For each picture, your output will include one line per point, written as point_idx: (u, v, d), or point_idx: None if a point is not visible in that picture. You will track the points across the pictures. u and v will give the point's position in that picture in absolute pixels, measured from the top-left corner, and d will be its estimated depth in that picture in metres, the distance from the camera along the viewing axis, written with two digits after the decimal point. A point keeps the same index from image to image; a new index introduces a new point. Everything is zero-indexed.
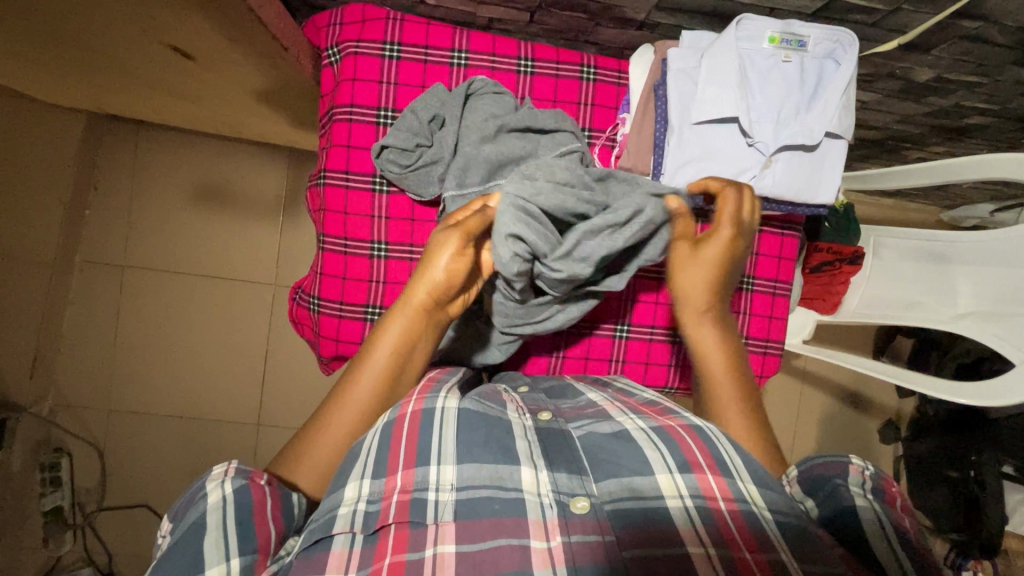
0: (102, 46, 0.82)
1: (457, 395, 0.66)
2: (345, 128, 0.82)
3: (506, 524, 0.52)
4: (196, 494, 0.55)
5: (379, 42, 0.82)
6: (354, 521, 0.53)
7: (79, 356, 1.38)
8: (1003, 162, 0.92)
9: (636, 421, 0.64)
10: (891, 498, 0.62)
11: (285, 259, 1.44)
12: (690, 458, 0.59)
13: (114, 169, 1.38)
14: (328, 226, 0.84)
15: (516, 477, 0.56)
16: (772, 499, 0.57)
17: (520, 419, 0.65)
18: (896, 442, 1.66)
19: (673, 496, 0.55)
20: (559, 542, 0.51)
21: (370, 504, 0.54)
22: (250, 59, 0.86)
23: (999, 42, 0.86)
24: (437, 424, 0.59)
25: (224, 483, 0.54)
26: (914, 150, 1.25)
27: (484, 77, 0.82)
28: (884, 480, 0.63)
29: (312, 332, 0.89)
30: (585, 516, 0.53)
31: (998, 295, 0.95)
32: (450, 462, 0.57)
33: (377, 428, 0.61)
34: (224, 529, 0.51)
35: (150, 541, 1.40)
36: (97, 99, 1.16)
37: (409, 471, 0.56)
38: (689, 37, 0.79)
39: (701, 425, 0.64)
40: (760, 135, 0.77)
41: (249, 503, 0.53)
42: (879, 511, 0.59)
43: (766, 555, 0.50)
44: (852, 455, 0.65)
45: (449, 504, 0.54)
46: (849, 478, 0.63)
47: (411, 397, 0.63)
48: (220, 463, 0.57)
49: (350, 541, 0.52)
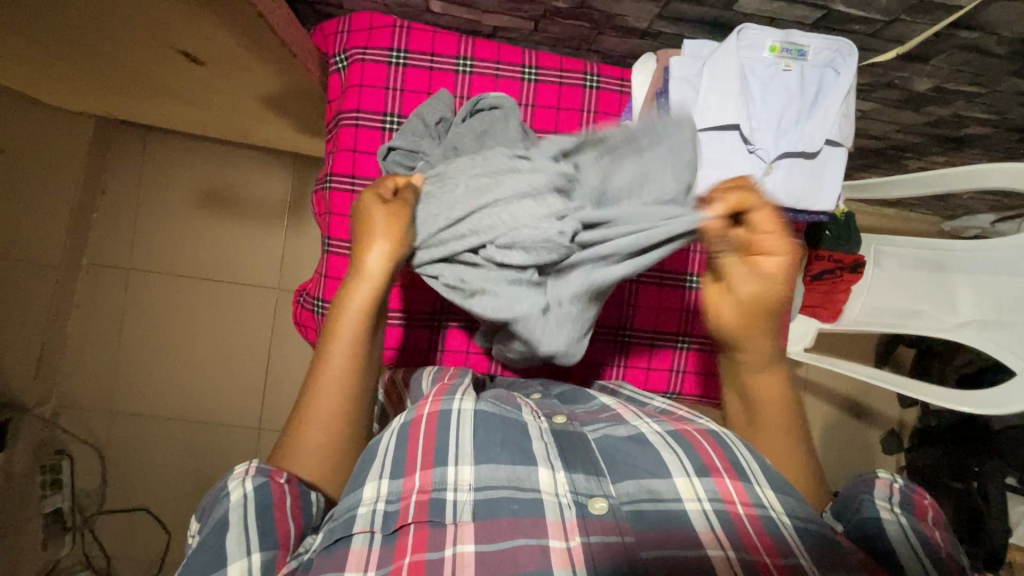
0: (115, 50, 0.83)
1: (473, 396, 0.67)
2: (352, 133, 0.84)
3: (525, 524, 0.52)
4: (220, 491, 0.55)
5: (386, 50, 0.83)
6: (373, 521, 0.53)
7: (84, 358, 1.39)
8: (1003, 172, 0.93)
9: (651, 424, 0.65)
10: (920, 509, 0.61)
11: (289, 263, 1.45)
12: (708, 461, 0.59)
13: (123, 173, 1.39)
14: (333, 229, 0.85)
15: (534, 478, 0.56)
16: (790, 503, 0.56)
17: (536, 421, 0.65)
18: (899, 453, 1.65)
19: (691, 499, 0.55)
20: (579, 542, 0.51)
21: (389, 505, 0.55)
22: (259, 65, 0.88)
23: (997, 53, 0.87)
24: (454, 424, 0.60)
25: (245, 481, 0.54)
26: (915, 160, 1.26)
27: (494, 93, 0.80)
28: (913, 493, 0.62)
29: (315, 335, 0.90)
30: (604, 517, 0.53)
31: (1000, 305, 0.96)
32: (468, 462, 0.57)
33: (392, 430, 0.62)
34: (246, 526, 0.51)
35: (149, 545, 1.40)
36: (105, 103, 1.17)
37: (427, 471, 0.56)
38: (690, 46, 0.80)
39: (718, 430, 0.64)
40: (760, 142, 0.78)
41: (270, 501, 0.53)
42: (904, 524, 0.58)
43: (785, 560, 0.50)
44: (882, 470, 0.64)
45: (467, 504, 0.54)
46: (875, 493, 0.62)
47: (427, 398, 0.64)
48: (242, 461, 0.57)
49: (368, 540, 0.52)
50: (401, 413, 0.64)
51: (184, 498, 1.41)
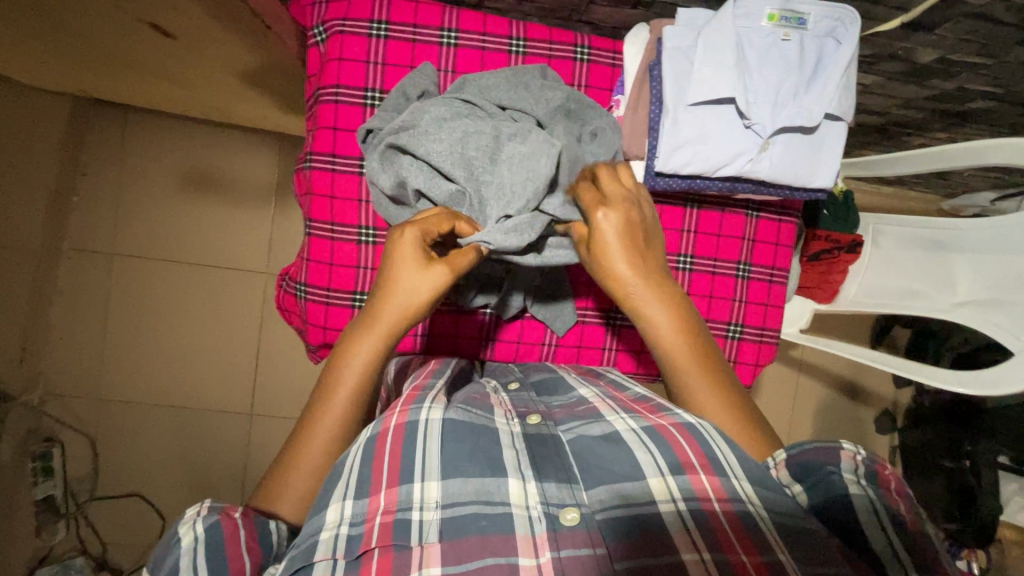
0: (78, 23, 0.79)
1: (443, 403, 0.65)
2: (331, 109, 0.80)
3: (493, 542, 0.50)
4: (171, 540, 0.52)
5: (366, 21, 0.80)
6: (336, 546, 0.50)
7: (69, 345, 1.36)
8: (1003, 148, 0.90)
9: (626, 421, 0.63)
10: (885, 482, 0.57)
11: (277, 246, 1.42)
12: (683, 457, 0.57)
13: (103, 154, 1.35)
14: (314, 210, 0.82)
15: (503, 490, 0.54)
16: (768, 496, 0.54)
17: (508, 426, 0.63)
18: (893, 433, 1.65)
19: (665, 501, 0.53)
20: (548, 557, 0.49)
21: (352, 528, 0.52)
22: (234, 38, 0.84)
23: (1005, 20, 0.84)
24: (421, 435, 0.58)
25: (196, 522, 0.51)
26: (915, 136, 1.23)
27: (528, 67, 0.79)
28: (877, 464, 0.58)
29: (299, 320, 0.88)
30: (576, 528, 0.51)
31: (998, 284, 0.94)
32: (434, 478, 0.55)
33: (359, 443, 0.60)
34: (196, 567, 0.48)
35: (143, 531, 1.39)
36: (79, 80, 1.13)
37: (393, 490, 0.54)
38: (685, 16, 0.77)
39: (694, 421, 0.61)
40: (757, 117, 0.75)
41: (222, 537, 0.50)
42: (872, 498, 0.55)
43: (763, 557, 0.48)
44: (845, 440, 0.59)
45: (434, 524, 0.52)
46: (840, 465, 0.58)
47: (394, 408, 0.62)
48: (192, 504, 0.53)
49: (331, 568, 0.49)
50: (369, 424, 0.62)
51: (177, 484, 1.41)
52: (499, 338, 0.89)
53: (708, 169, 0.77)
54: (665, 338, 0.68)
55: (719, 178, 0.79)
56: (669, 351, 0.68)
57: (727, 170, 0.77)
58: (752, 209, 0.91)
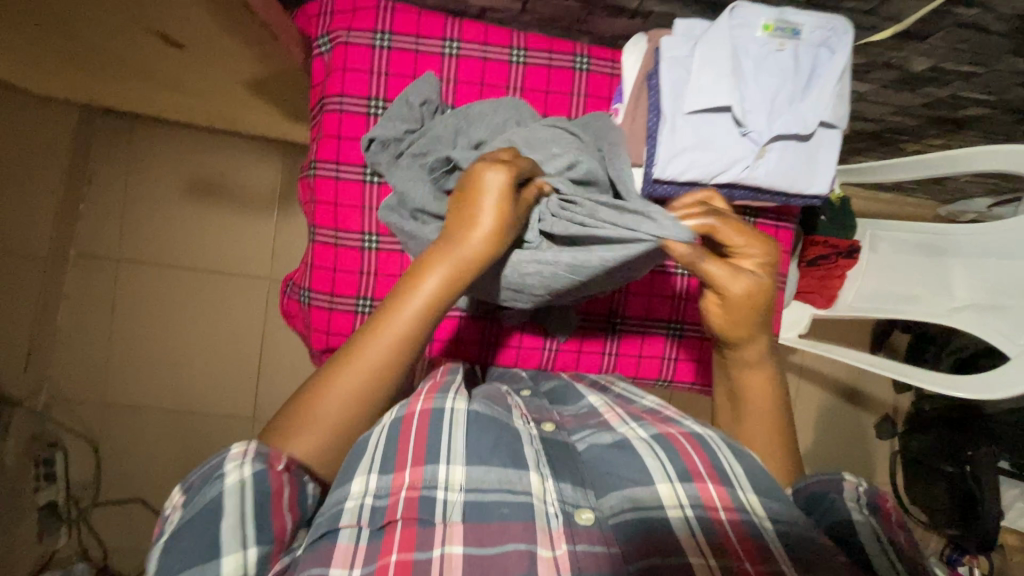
0: (87, 33, 0.80)
1: (466, 396, 0.64)
2: (336, 118, 0.82)
3: (513, 528, 0.51)
4: (214, 471, 0.52)
5: (369, 31, 0.81)
6: (360, 515, 0.51)
7: (73, 351, 1.37)
8: (995, 154, 0.92)
9: (637, 430, 0.64)
10: (886, 513, 0.59)
11: (280, 252, 1.43)
12: (692, 466, 0.57)
13: (108, 162, 1.37)
14: (318, 217, 0.83)
15: (525, 480, 0.55)
16: (773, 507, 0.55)
17: (527, 428, 0.63)
18: (893, 438, 1.65)
19: (673, 506, 0.54)
20: (565, 549, 0.50)
21: (377, 499, 0.52)
22: (241, 48, 0.85)
23: (996, 31, 0.85)
24: (446, 423, 0.58)
25: (245, 465, 0.51)
26: (911, 143, 1.24)
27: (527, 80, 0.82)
28: (879, 496, 0.60)
29: (302, 325, 0.89)
30: (590, 528, 0.52)
31: (994, 288, 0.95)
32: (460, 462, 0.55)
33: (384, 424, 0.58)
34: (243, 516, 0.49)
35: (145, 536, 1.39)
36: (86, 89, 1.14)
37: (416, 468, 0.54)
38: (682, 25, 0.78)
39: (703, 432, 0.63)
40: (753, 125, 0.76)
41: (269, 492, 0.51)
42: (874, 525, 0.57)
43: (766, 567, 0.49)
44: (845, 472, 0.62)
45: (457, 504, 0.53)
46: (842, 492, 0.60)
47: (420, 394, 0.61)
48: (241, 441, 0.53)
49: (356, 536, 0.50)
50: (397, 403, 0.61)
51: None
52: (499, 343, 0.90)
53: (705, 176, 0.78)
54: (752, 384, 0.72)
55: (717, 185, 0.80)
56: (748, 397, 0.72)
57: (724, 177, 0.78)
58: (749, 215, 0.93)
